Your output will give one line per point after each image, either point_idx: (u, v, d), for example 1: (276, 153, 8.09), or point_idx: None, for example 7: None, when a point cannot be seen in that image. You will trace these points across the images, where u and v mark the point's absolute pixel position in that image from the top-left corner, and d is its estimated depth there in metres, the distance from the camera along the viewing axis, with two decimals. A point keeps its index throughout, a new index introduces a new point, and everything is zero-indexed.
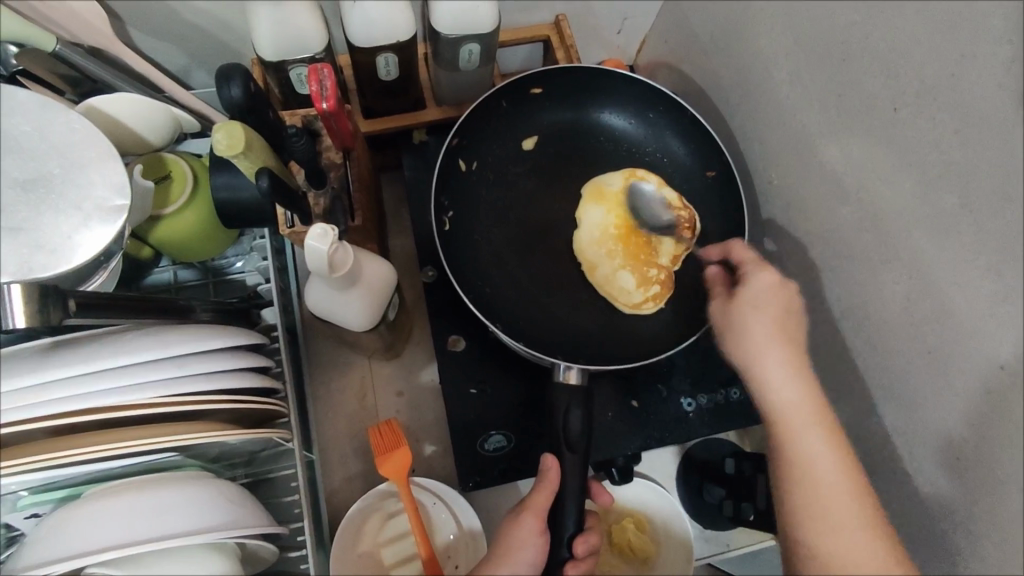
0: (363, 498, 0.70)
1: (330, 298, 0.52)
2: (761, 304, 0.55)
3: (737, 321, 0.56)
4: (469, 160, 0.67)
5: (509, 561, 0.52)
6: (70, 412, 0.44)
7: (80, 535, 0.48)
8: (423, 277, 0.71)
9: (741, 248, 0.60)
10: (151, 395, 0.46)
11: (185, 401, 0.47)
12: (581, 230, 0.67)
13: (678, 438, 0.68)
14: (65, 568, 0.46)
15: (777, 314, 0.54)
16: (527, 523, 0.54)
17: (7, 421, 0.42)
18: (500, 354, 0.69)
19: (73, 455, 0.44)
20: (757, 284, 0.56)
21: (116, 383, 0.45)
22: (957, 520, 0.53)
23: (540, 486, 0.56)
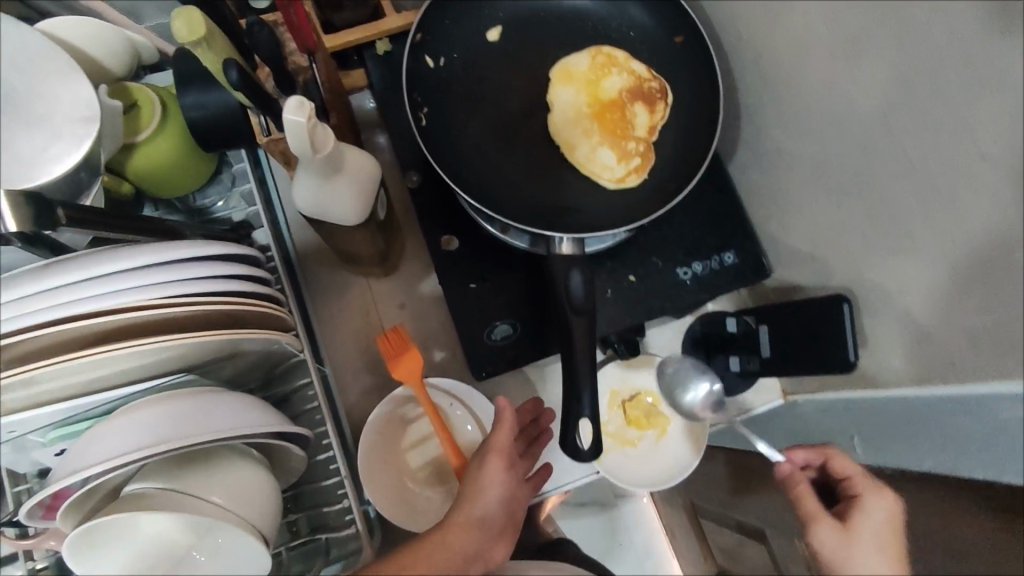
0: (381, 405, 0.70)
1: (315, 191, 0.51)
2: (881, 541, 0.55)
3: (856, 557, 0.54)
4: (436, 57, 0.67)
5: (481, 494, 0.58)
6: (76, 316, 0.44)
7: (110, 443, 0.49)
8: (407, 184, 0.71)
9: (844, 458, 0.59)
10: (153, 296, 0.46)
11: (189, 302, 0.48)
12: (555, 112, 0.66)
13: (678, 305, 0.70)
14: (99, 472, 0.48)
15: (893, 554, 0.54)
16: (493, 465, 0.60)
17: (17, 328, 0.43)
18: (493, 251, 0.69)
19: (86, 358, 0.44)
20: (875, 514, 0.56)
21: (117, 285, 0.45)
22: (943, 322, 0.55)
23: (499, 430, 0.62)
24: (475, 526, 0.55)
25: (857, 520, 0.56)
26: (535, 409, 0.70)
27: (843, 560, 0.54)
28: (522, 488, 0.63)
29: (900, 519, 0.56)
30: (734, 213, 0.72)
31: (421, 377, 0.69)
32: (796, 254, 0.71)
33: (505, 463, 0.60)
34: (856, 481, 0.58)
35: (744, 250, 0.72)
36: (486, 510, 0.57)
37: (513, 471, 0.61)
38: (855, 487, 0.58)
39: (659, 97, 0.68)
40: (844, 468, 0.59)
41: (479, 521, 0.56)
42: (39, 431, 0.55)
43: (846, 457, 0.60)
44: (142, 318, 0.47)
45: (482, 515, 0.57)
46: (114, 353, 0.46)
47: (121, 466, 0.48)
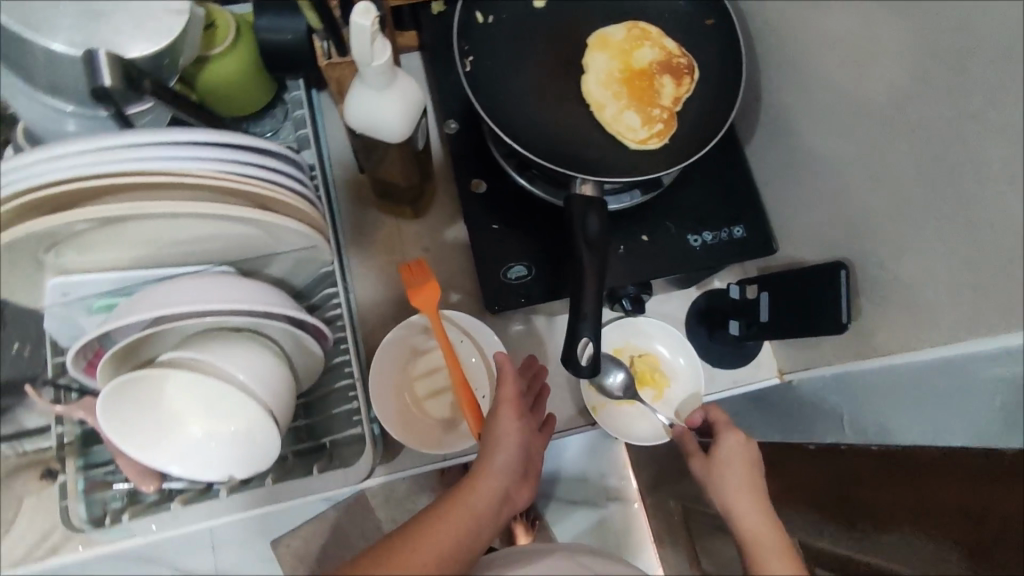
0: (397, 330, 0.75)
1: (365, 101, 0.57)
2: (736, 461, 0.62)
3: (715, 467, 0.62)
4: (485, 14, 0.73)
5: (498, 449, 0.60)
6: (141, 174, 0.50)
7: (157, 301, 0.56)
8: (445, 130, 0.77)
9: (717, 408, 0.68)
10: (208, 168, 0.52)
11: (239, 180, 0.54)
12: (588, 75, 0.72)
13: (686, 268, 0.74)
14: (144, 320, 0.54)
15: (746, 470, 0.61)
16: (508, 419, 0.62)
17: (88, 175, 0.48)
18: (517, 198, 0.74)
19: (154, 207, 0.50)
20: (730, 443, 0.64)
21: (179, 152, 0.51)
22: (930, 288, 0.57)
23: (509, 384, 0.63)
24: (496, 479, 0.58)
25: (713, 449, 0.64)
26: (532, 366, 0.72)
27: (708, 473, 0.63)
28: (534, 437, 0.66)
29: (758, 457, 0.63)
30: (746, 191, 0.77)
31: (437, 308, 0.74)
32: (803, 234, 0.74)
33: (517, 411, 0.62)
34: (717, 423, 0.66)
35: (753, 225, 0.76)
36: (507, 461, 0.60)
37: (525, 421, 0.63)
38: (716, 429, 0.66)
39: (686, 72, 0.73)
40: (714, 414, 0.68)
41: (499, 473, 0.59)
42: (90, 301, 0.62)
43: (721, 408, 0.68)
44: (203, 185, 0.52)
45: (503, 464, 0.59)
46: (178, 208, 0.51)
47: (163, 317, 0.54)
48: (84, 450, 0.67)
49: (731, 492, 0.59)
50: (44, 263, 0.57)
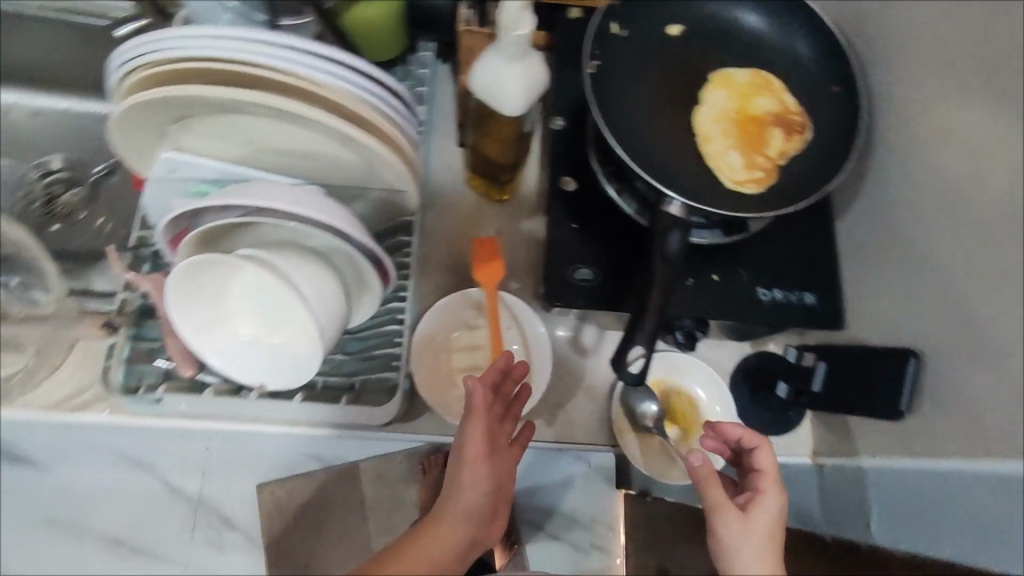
0: (451, 298, 0.76)
1: (490, 67, 0.60)
2: (770, 535, 0.54)
3: (749, 542, 0.53)
4: (620, 28, 0.75)
5: (463, 493, 0.58)
6: (275, 69, 0.55)
7: (253, 191, 0.60)
8: (551, 126, 0.79)
9: (767, 457, 0.59)
10: (334, 82, 0.56)
11: (355, 101, 0.58)
12: (702, 107, 0.73)
13: (749, 319, 0.72)
14: (237, 203, 0.58)
15: (776, 548, 0.54)
16: (476, 462, 0.59)
17: (234, 58, 0.54)
18: (601, 206, 0.76)
19: (281, 102, 0.55)
20: (767, 511, 0.56)
21: (313, 59, 0.55)
22: (1000, 398, 0.53)
23: (475, 422, 0.61)
24: (460, 526, 0.56)
25: (751, 510, 0.55)
26: (520, 371, 0.67)
27: (739, 545, 0.53)
28: (507, 461, 0.64)
29: (785, 527, 0.56)
30: (827, 263, 0.76)
31: (496, 287, 0.75)
32: (879, 318, 0.71)
33: (482, 448, 0.60)
34: (763, 480, 0.57)
35: (826, 296, 0.74)
36: (472, 505, 0.57)
37: (494, 462, 0.61)
38: (758, 486, 0.57)
39: (798, 130, 0.73)
40: (759, 461, 0.59)
41: (464, 522, 0.57)
42: (188, 184, 0.65)
43: (771, 454, 0.60)
44: (324, 96, 0.57)
45: (468, 510, 0.57)
46: (301, 110, 0.56)
47: (253, 204, 0.58)
48: (139, 321, 0.70)
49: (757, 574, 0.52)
50: (169, 131, 0.63)
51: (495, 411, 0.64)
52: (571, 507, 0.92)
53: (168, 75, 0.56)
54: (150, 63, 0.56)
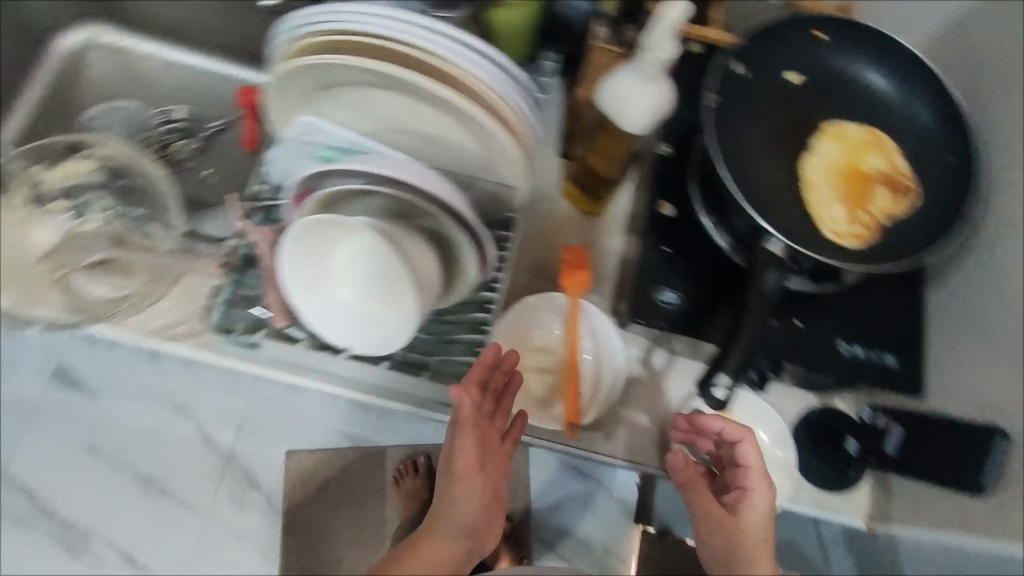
0: (535, 299, 0.78)
1: (625, 83, 0.63)
2: (760, 527, 0.62)
3: (738, 535, 0.61)
4: (742, 65, 0.76)
5: (457, 505, 0.60)
6: (424, 50, 0.60)
7: (380, 160, 0.64)
8: (656, 150, 0.81)
9: (749, 451, 0.66)
10: (475, 69, 0.61)
11: (490, 89, 0.62)
12: (811, 156, 0.74)
13: (827, 370, 0.73)
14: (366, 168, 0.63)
15: (765, 539, 0.62)
16: (467, 476, 0.61)
17: (389, 36, 0.59)
18: (694, 235, 0.77)
19: (426, 81, 0.59)
20: (755, 506, 0.63)
21: (460, 46, 0.60)
22: None
23: (464, 434, 0.62)
24: (454, 539, 0.60)
25: (740, 510, 0.63)
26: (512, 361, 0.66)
27: (732, 538, 0.62)
28: (502, 457, 0.65)
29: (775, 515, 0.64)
30: (914, 328, 0.75)
31: (580, 296, 0.77)
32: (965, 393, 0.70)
33: (472, 460, 0.61)
34: (747, 477, 0.64)
35: (909, 362, 0.73)
36: (467, 519, 0.60)
37: (487, 475, 0.62)
38: (745, 482, 0.64)
39: (904, 193, 0.74)
40: (745, 457, 0.65)
41: (460, 537, 0.60)
42: (315, 148, 0.69)
43: (756, 449, 0.66)
44: (463, 80, 0.61)
45: (461, 523, 0.60)
46: (442, 92, 0.60)
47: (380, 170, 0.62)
48: (242, 269, 0.73)
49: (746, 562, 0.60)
50: (312, 97, 0.67)
51: (485, 412, 0.65)
52: (588, 536, 1.01)
53: (329, 44, 0.61)
54: (315, 33, 0.61)
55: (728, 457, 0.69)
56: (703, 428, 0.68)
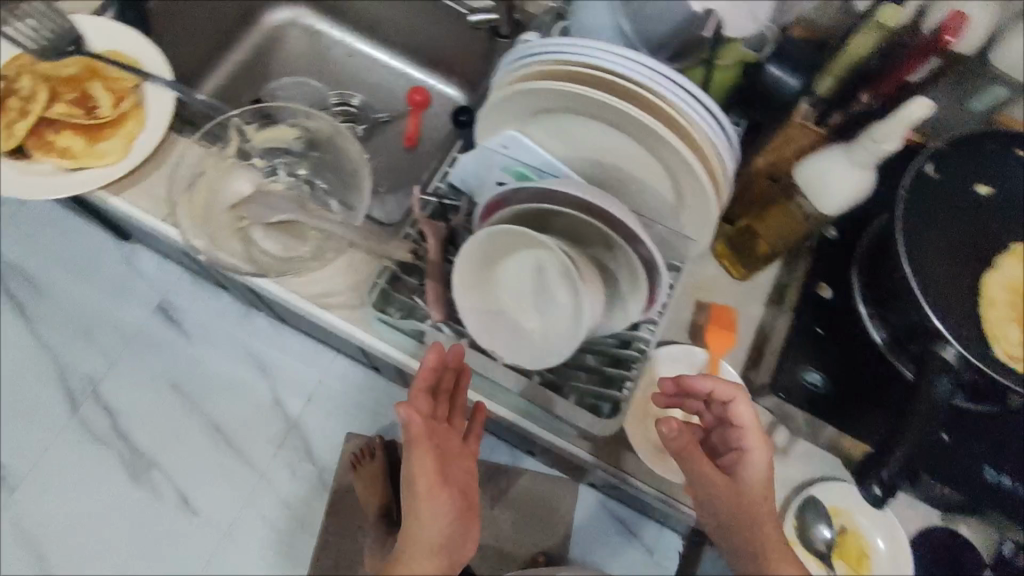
0: (672, 348, 0.79)
1: (833, 167, 0.63)
2: (756, 484, 0.64)
3: (744, 491, 0.63)
4: (935, 168, 0.75)
5: (426, 522, 0.60)
6: (660, 96, 0.63)
7: (582, 187, 0.67)
8: (823, 232, 0.81)
9: (745, 410, 0.65)
10: (700, 124, 0.64)
11: (709, 144, 0.64)
12: (993, 271, 0.74)
13: (967, 492, 0.70)
14: (571, 192, 0.65)
15: (765, 495, 0.64)
16: (433, 492, 0.61)
17: (630, 78, 0.63)
18: (848, 321, 0.75)
19: (653, 122, 0.62)
20: (753, 463, 0.64)
21: (693, 100, 0.63)
22: None
23: (420, 448, 0.63)
24: (432, 556, 0.59)
25: (741, 475, 0.65)
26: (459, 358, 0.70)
27: (735, 496, 0.64)
28: (466, 462, 0.67)
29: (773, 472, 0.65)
30: None
31: (718, 355, 0.78)
32: None
33: (435, 466, 0.62)
34: (745, 433, 0.65)
35: None
36: (443, 536, 0.60)
37: (453, 489, 0.62)
38: (744, 439, 0.65)
39: None
40: (739, 417, 0.65)
41: (436, 554, 0.59)
42: (510, 163, 0.72)
43: (750, 407, 0.66)
44: (687, 131, 0.64)
45: (434, 537, 0.59)
46: (665, 136, 0.63)
47: (585, 196, 0.65)
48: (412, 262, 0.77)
49: (745, 515, 0.63)
50: (523, 120, 0.71)
51: (437, 421, 0.67)
52: None
53: (566, 73, 0.65)
54: (549, 61, 0.66)
55: (720, 414, 0.69)
56: (693, 383, 0.67)
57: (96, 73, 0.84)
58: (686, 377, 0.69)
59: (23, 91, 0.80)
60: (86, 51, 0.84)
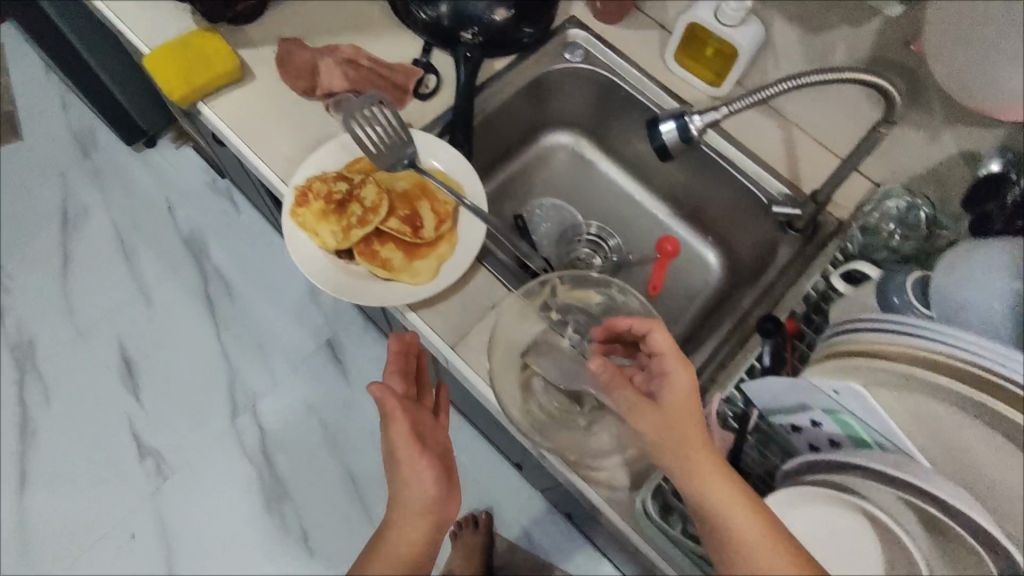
0: None
1: None
2: (682, 407, 0.69)
3: (677, 422, 0.68)
4: None
5: (411, 481, 0.76)
6: None
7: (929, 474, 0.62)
8: None
9: (661, 335, 0.72)
10: None
11: None
12: None
13: None
14: (915, 483, 0.61)
15: (691, 415, 0.69)
16: (412, 458, 0.76)
17: (986, 367, 0.59)
18: None
19: None
20: (676, 384, 0.70)
21: None
22: None
23: (397, 416, 0.78)
24: (422, 513, 0.76)
25: (664, 397, 0.70)
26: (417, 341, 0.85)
27: (667, 426, 0.68)
28: (434, 429, 0.82)
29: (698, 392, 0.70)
30: None
31: None
32: None
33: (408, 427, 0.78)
34: (664, 356, 0.71)
35: None
36: (428, 497, 0.76)
37: (427, 449, 0.77)
38: (664, 359, 0.71)
39: None
40: (659, 344, 0.72)
41: (426, 513, 0.76)
42: (830, 413, 0.69)
43: (665, 334, 0.73)
44: None
45: (422, 493, 0.76)
46: None
47: (932, 491, 0.60)
48: None
49: (682, 445, 0.67)
50: (856, 374, 0.67)
51: (405, 397, 0.81)
52: None
53: (906, 354, 0.64)
54: (884, 337, 0.65)
55: (647, 350, 0.76)
56: (620, 322, 0.78)
57: (427, 194, 0.89)
58: (615, 319, 0.80)
59: (366, 201, 0.86)
60: (421, 170, 0.90)
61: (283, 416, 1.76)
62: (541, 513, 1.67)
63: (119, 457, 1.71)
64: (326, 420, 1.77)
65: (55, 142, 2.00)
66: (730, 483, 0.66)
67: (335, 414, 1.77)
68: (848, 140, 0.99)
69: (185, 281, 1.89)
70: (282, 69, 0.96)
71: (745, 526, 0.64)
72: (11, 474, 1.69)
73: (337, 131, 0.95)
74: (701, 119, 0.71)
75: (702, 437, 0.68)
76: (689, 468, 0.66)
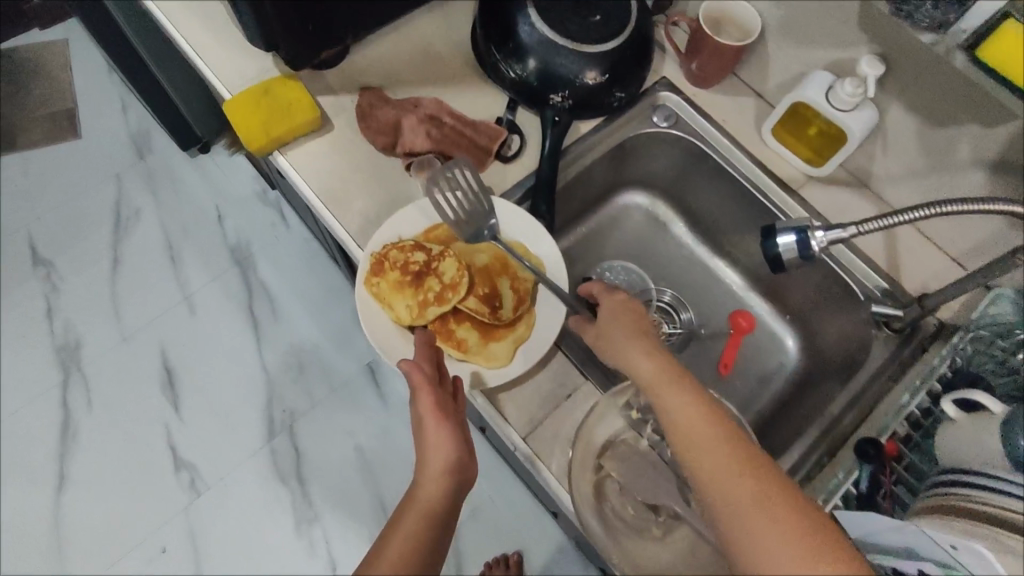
0: None
1: None
2: (618, 321, 0.75)
3: (610, 324, 0.75)
4: None
5: (430, 447, 0.70)
6: None
7: None
8: None
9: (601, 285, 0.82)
10: None
11: None
12: None
13: None
14: None
15: (628, 323, 0.75)
16: (436, 427, 0.71)
17: None
18: None
19: None
20: (610, 306, 0.78)
21: None
22: None
23: (423, 394, 0.73)
24: (442, 478, 0.69)
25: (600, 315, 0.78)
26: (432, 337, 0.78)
27: (604, 337, 0.75)
28: (459, 407, 0.75)
29: (635, 310, 0.76)
30: None
31: None
32: None
33: (432, 396, 0.72)
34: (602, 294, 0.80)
35: None
36: (448, 460, 0.70)
37: (453, 419, 0.72)
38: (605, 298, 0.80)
39: None
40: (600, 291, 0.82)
41: (445, 476, 0.69)
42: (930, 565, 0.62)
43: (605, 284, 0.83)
44: None
45: (439, 460, 0.70)
46: None
47: None
48: None
49: (615, 345, 0.73)
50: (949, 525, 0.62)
51: (433, 375, 0.75)
52: None
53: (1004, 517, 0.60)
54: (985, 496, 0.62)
55: None
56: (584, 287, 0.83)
57: (507, 271, 0.86)
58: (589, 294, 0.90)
59: (445, 276, 0.82)
60: (500, 243, 0.86)
61: (318, 438, 1.73)
62: (575, 563, 1.61)
63: (154, 466, 1.70)
64: (361, 446, 1.73)
65: (112, 142, 1.99)
66: (667, 372, 0.68)
67: (372, 441, 1.73)
68: (965, 245, 0.92)
69: (231, 292, 1.87)
70: (365, 125, 0.92)
71: (680, 409, 0.65)
72: (48, 478, 1.68)
73: (417, 192, 0.92)
74: (825, 234, 0.66)
75: (641, 337, 0.73)
76: (624, 355, 0.72)
